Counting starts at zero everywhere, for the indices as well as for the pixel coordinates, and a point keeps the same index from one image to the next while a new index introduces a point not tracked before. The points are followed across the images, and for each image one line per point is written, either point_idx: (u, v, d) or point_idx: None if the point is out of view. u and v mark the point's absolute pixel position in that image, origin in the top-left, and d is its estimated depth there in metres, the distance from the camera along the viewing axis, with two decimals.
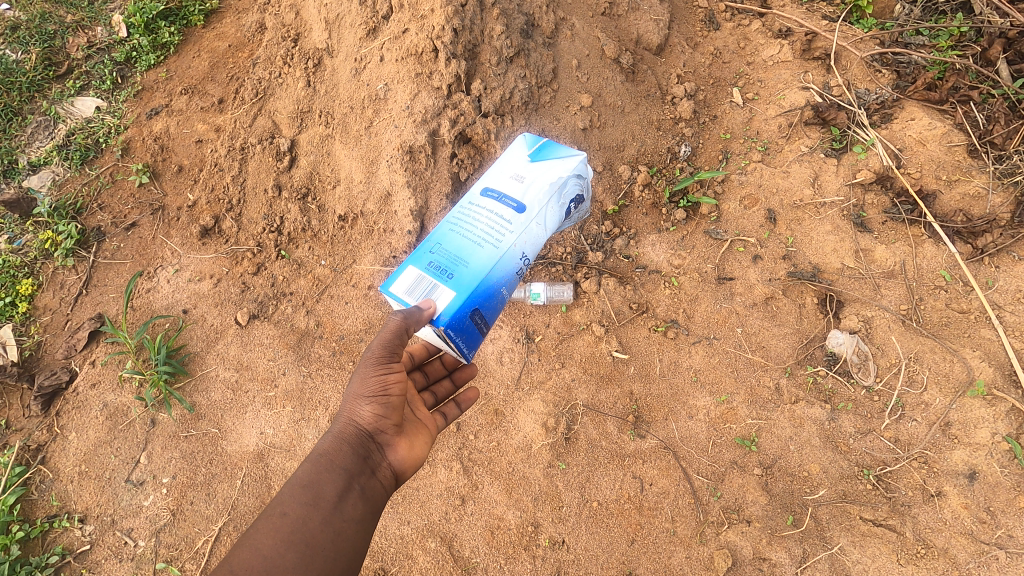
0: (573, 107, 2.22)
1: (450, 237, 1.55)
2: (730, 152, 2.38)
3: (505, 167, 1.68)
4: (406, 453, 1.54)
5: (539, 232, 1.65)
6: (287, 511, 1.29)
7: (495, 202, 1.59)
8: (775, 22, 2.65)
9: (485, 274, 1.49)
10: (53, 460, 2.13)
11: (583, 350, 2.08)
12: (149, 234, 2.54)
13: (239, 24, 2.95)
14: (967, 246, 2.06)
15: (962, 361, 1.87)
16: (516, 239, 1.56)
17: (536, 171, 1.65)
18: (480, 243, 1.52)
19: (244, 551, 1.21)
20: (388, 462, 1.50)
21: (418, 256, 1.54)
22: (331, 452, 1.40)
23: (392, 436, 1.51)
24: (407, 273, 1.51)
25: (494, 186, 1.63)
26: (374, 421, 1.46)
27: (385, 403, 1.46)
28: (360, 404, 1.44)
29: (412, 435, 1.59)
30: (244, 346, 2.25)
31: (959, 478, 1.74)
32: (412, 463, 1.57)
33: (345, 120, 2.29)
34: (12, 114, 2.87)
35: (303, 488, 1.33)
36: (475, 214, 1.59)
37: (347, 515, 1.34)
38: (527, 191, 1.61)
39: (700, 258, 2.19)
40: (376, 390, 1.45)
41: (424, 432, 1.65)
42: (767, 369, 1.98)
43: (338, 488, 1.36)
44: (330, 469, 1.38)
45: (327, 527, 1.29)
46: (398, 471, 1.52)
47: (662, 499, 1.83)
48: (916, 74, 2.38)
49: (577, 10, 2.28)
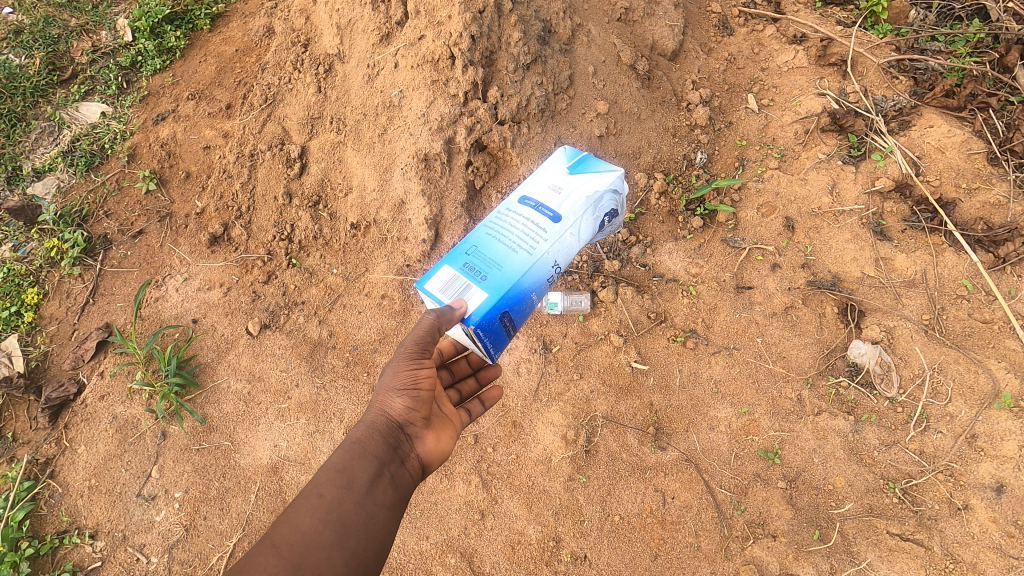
0: (590, 114, 2.19)
1: (486, 242, 1.55)
2: (746, 159, 2.35)
3: (543, 176, 1.66)
4: (434, 446, 1.50)
5: (573, 243, 1.63)
6: (324, 493, 1.26)
7: (532, 210, 1.58)
8: (789, 27, 2.63)
9: (518, 280, 1.47)
10: (62, 474, 2.09)
11: (602, 360, 2.05)
12: (156, 242, 2.50)
13: (246, 28, 2.91)
14: (988, 255, 2.05)
15: (987, 372, 1.86)
16: (549, 247, 1.54)
17: (575, 183, 1.63)
18: (514, 249, 1.51)
19: (283, 528, 1.18)
20: (417, 453, 1.46)
21: (454, 256, 1.55)
22: (363, 439, 1.37)
23: (421, 428, 1.48)
24: (442, 272, 1.51)
25: (532, 194, 1.62)
26: (404, 412, 1.43)
27: (416, 396, 1.44)
28: (391, 396, 1.42)
29: (440, 428, 1.56)
30: (256, 356, 2.21)
31: (987, 491, 1.72)
32: (440, 456, 1.53)
33: (357, 127, 2.26)
34: (15, 119, 2.82)
35: (337, 472, 1.31)
36: (511, 221, 1.58)
37: (379, 500, 1.31)
38: (564, 202, 1.59)
39: (718, 267, 2.16)
40: (407, 383, 1.43)
41: (450, 427, 1.61)
42: (788, 380, 1.96)
43: (370, 475, 1.33)
44: (362, 455, 1.35)
45: (360, 510, 1.26)
46: (426, 463, 1.49)
47: (685, 513, 1.81)
48: (934, 80, 2.37)
49: (593, 16, 2.26)
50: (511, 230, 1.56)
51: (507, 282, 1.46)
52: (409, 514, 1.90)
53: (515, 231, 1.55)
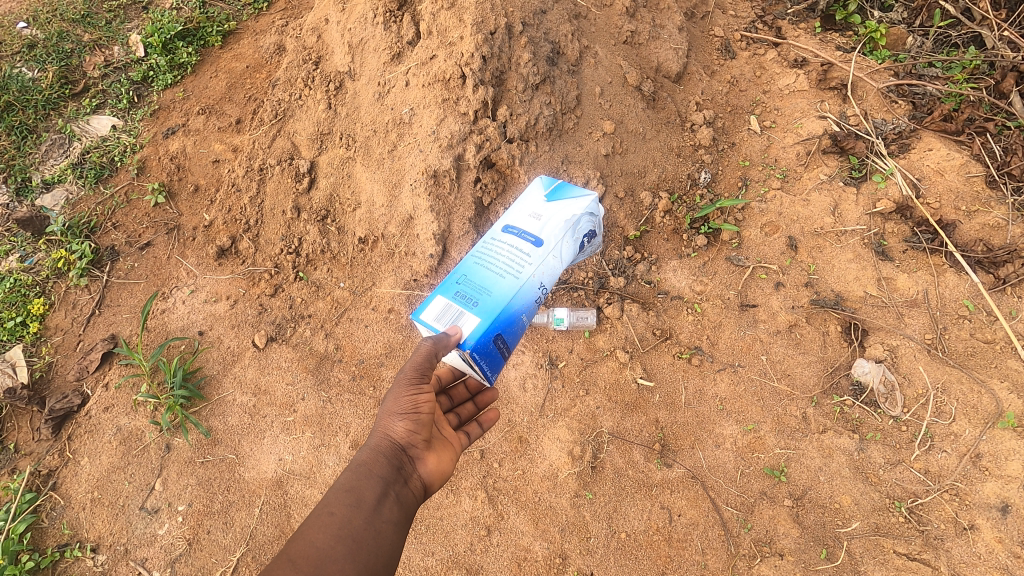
0: (596, 134, 2.23)
1: (475, 271, 1.58)
2: (750, 179, 2.39)
3: (523, 206, 1.71)
4: (435, 467, 1.50)
5: (556, 265, 1.67)
6: (334, 511, 1.26)
7: (516, 238, 1.63)
8: (791, 52, 2.69)
9: (507, 303, 1.51)
10: (64, 486, 2.08)
11: (607, 377, 2.06)
12: (164, 254, 2.51)
13: (257, 46, 2.97)
14: (989, 276, 2.08)
15: (990, 392, 1.87)
16: (535, 270, 1.58)
17: (553, 209, 1.68)
18: (502, 275, 1.55)
19: (298, 544, 1.19)
20: (419, 474, 1.46)
21: (446, 286, 1.57)
22: (368, 460, 1.38)
23: (422, 449, 1.49)
24: (435, 302, 1.54)
25: (514, 222, 1.67)
26: (407, 435, 1.44)
27: (417, 419, 1.46)
28: (393, 420, 1.44)
29: (440, 450, 1.57)
30: (262, 369, 2.21)
31: (992, 511, 1.73)
32: (441, 477, 1.53)
33: (368, 143, 2.29)
34: (26, 131, 2.84)
35: (346, 492, 1.31)
36: (497, 249, 1.62)
37: (386, 517, 1.31)
38: (544, 227, 1.64)
39: (721, 284, 2.19)
40: (408, 407, 1.45)
41: (450, 448, 1.62)
42: (793, 398, 1.97)
43: (377, 494, 1.33)
44: (369, 476, 1.35)
45: (370, 526, 1.27)
46: (428, 484, 1.49)
47: (692, 531, 1.81)
48: (932, 105, 2.43)
49: (600, 39, 2.31)
50: (497, 257, 1.60)
51: (498, 305, 1.49)
52: (413, 530, 1.89)
53: (501, 258, 1.59)
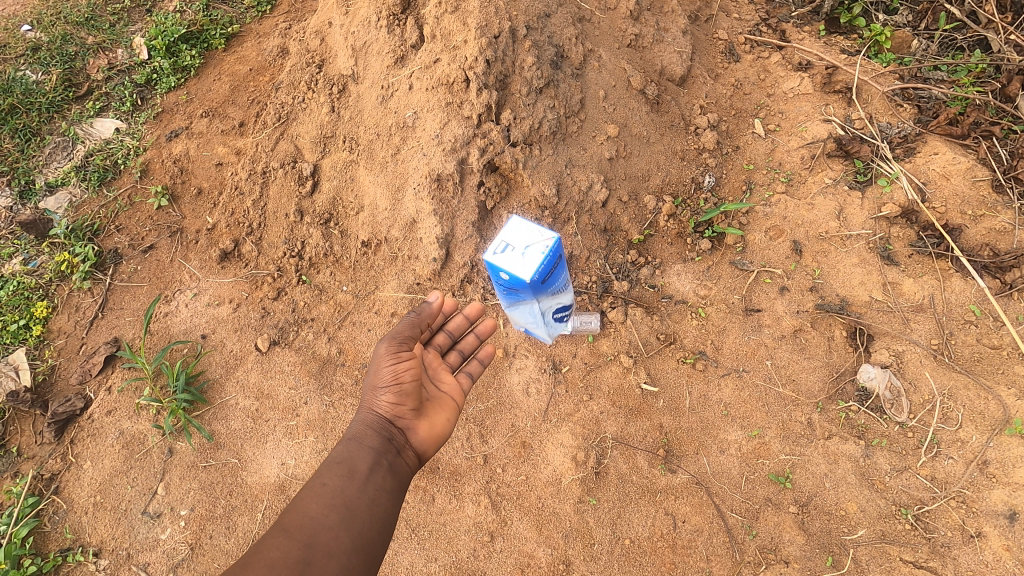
0: (600, 137, 2.23)
1: None
2: (753, 182, 2.38)
3: None
4: (428, 431, 1.55)
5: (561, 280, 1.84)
6: (327, 482, 1.33)
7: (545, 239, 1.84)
8: (795, 55, 2.68)
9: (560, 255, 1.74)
10: (67, 490, 2.07)
11: (611, 381, 2.06)
12: (166, 257, 2.51)
13: (260, 49, 2.98)
14: (995, 280, 2.07)
15: (997, 399, 1.86)
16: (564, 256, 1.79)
17: None
18: None
19: (293, 516, 1.26)
20: (412, 441, 1.52)
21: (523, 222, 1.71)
22: (358, 434, 1.45)
23: (413, 416, 1.54)
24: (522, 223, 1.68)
25: None
26: (393, 406, 1.51)
27: (401, 389, 1.51)
28: (378, 394, 1.51)
29: (435, 412, 1.61)
30: (264, 373, 2.21)
31: (999, 519, 1.71)
32: (437, 440, 1.58)
33: (370, 146, 2.28)
34: (30, 134, 2.84)
35: (338, 464, 1.38)
36: None
37: (378, 484, 1.37)
38: None
39: (726, 289, 2.19)
40: (391, 379, 1.51)
41: (448, 406, 1.65)
42: (798, 404, 1.96)
43: (368, 463, 1.40)
44: (358, 448, 1.42)
45: (362, 494, 1.33)
46: (423, 449, 1.54)
47: (696, 537, 1.80)
48: (938, 108, 2.42)
49: (604, 42, 2.30)
50: None
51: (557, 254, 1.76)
52: (416, 535, 1.88)
53: None
